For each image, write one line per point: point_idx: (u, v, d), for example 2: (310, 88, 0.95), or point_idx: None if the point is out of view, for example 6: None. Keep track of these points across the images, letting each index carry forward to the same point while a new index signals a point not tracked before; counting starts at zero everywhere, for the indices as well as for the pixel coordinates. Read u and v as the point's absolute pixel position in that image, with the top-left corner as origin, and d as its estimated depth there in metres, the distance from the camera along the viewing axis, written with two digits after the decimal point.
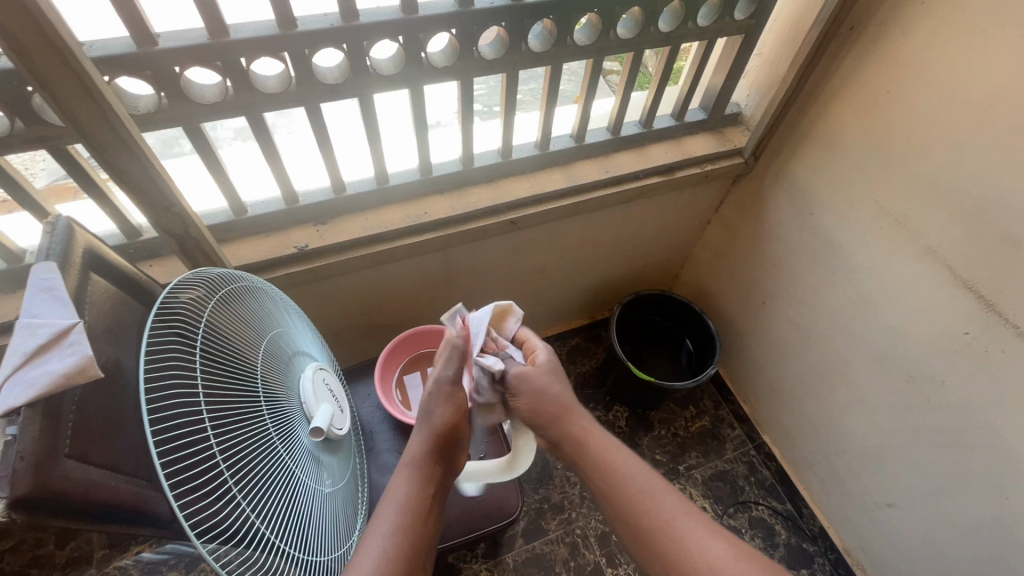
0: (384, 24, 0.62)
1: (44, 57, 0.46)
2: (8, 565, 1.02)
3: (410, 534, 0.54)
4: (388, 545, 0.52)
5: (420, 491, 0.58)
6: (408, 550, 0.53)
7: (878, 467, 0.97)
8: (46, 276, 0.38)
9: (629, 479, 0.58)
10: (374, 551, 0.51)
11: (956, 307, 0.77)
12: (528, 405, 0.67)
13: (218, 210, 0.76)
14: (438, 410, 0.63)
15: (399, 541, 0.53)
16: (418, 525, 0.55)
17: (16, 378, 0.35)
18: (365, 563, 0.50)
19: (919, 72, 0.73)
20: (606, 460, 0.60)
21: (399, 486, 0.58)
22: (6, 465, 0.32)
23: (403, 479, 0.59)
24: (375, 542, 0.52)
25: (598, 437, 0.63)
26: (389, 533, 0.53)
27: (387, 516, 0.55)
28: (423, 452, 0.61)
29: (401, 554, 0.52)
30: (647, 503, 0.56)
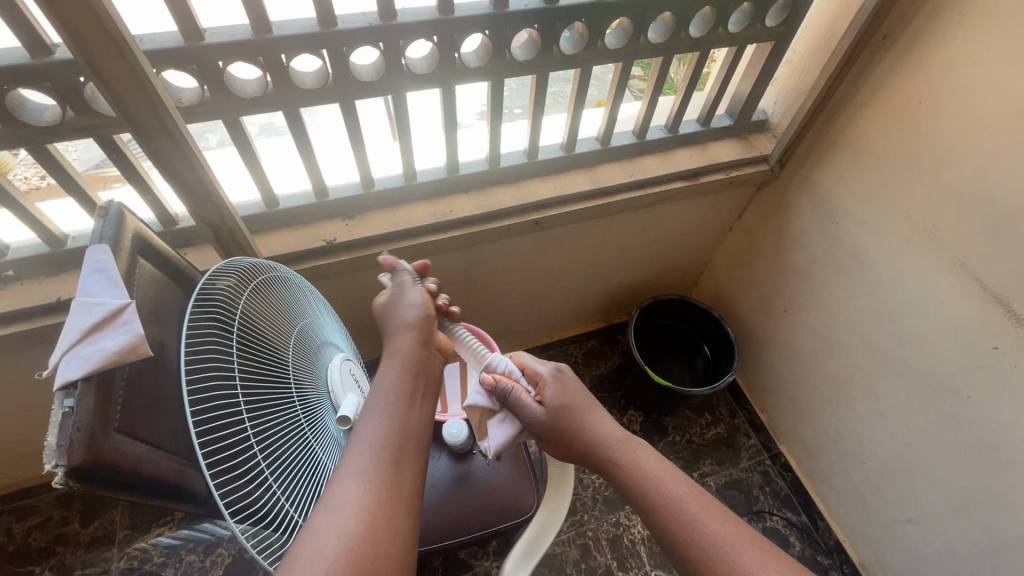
0: (419, 24, 0.64)
1: (101, 47, 0.47)
2: (35, 541, 1.05)
3: (402, 414, 0.53)
4: (384, 423, 0.51)
5: (411, 377, 0.57)
6: (404, 427, 0.52)
7: (901, 484, 0.95)
8: (100, 257, 0.39)
9: (672, 504, 0.52)
10: (368, 433, 0.50)
11: (985, 320, 0.76)
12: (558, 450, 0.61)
13: (251, 203, 0.78)
14: (414, 306, 0.63)
15: (394, 419, 0.52)
16: (409, 407, 0.54)
17: (73, 353, 0.36)
18: (363, 443, 0.49)
19: (954, 79, 0.73)
20: (642, 483, 0.55)
21: (389, 374, 0.56)
22: (64, 435, 0.33)
23: (391, 370, 0.57)
24: (369, 424, 0.51)
25: (640, 461, 0.57)
26: (382, 416, 0.52)
27: (377, 399, 0.53)
28: (409, 345, 0.59)
29: (393, 434, 0.50)
30: (691, 536, 0.50)
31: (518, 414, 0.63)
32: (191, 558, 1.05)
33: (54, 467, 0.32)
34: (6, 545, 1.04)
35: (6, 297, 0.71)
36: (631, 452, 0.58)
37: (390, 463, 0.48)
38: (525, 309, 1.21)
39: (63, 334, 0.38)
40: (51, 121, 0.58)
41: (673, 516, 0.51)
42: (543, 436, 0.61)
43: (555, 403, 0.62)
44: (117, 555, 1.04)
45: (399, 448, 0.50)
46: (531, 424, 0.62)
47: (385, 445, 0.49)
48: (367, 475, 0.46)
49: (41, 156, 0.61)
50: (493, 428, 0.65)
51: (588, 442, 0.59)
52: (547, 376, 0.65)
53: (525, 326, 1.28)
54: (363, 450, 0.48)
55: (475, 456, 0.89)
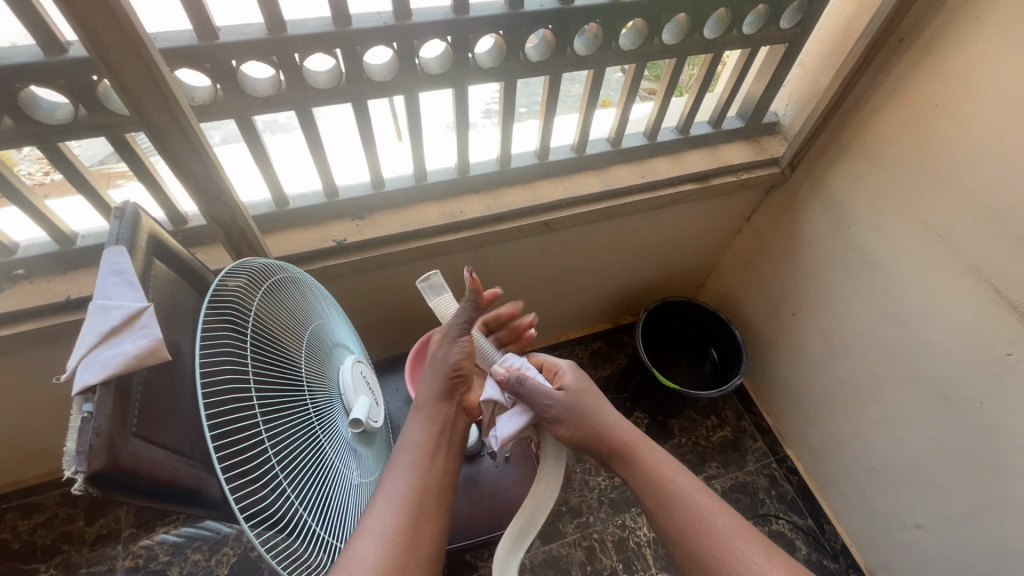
0: (435, 25, 0.63)
1: (117, 45, 0.47)
2: (40, 539, 1.05)
3: (423, 475, 0.56)
4: (405, 480, 0.56)
5: (438, 430, 0.61)
6: (423, 489, 0.55)
7: (910, 491, 0.95)
8: (117, 259, 0.39)
9: (680, 495, 0.57)
10: (390, 492, 0.54)
11: (999, 327, 0.75)
12: (568, 435, 0.61)
13: (261, 202, 0.78)
14: (448, 357, 0.63)
15: (415, 480, 0.56)
16: (430, 467, 0.58)
17: (92, 357, 0.36)
18: (385, 501, 0.54)
19: (970, 83, 0.72)
20: (653, 475, 0.59)
21: (414, 428, 0.60)
22: (84, 440, 0.33)
23: (417, 426, 0.60)
24: (392, 480, 0.56)
25: (652, 455, 0.61)
26: (406, 472, 0.56)
27: (403, 454, 0.58)
28: (435, 400, 0.62)
29: (413, 496, 0.54)
30: (697, 524, 0.55)
31: (531, 405, 0.62)
32: (196, 557, 1.05)
33: (74, 473, 0.32)
34: (11, 541, 1.04)
35: (15, 295, 0.70)
36: (644, 448, 0.61)
37: (409, 526, 0.52)
38: (533, 310, 1.21)
39: (81, 337, 0.37)
40: (64, 120, 0.58)
41: (681, 506, 0.56)
42: (558, 421, 0.61)
43: (572, 390, 0.63)
44: (122, 553, 1.04)
45: (416, 512, 0.54)
46: (544, 406, 0.61)
47: (404, 508, 0.53)
48: (386, 539, 0.50)
49: (52, 154, 0.60)
50: (501, 420, 0.62)
51: (601, 430, 0.61)
52: (566, 368, 0.66)
53: (531, 327, 1.27)
54: (385, 515, 0.52)
55: (483, 458, 0.88)
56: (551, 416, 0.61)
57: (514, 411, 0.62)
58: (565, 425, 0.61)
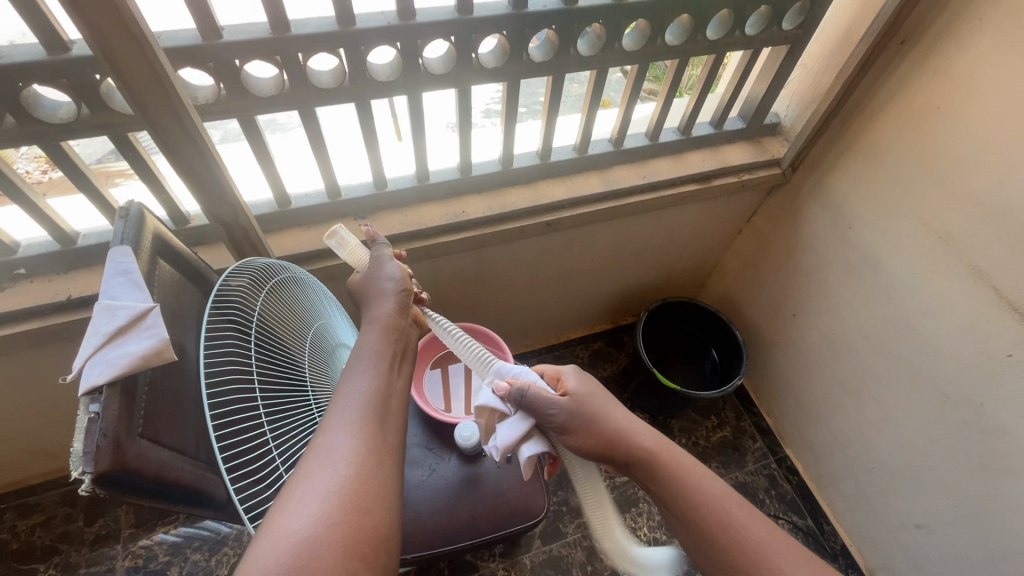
0: (439, 24, 0.63)
1: (122, 44, 0.47)
2: (39, 539, 1.04)
3: (385, 376, 0.50)
4: (369, 378, 0.49)
5: (393, 339, 0.55)
6: (388, 388, 0.50)
7: (912, 493, 0.95)
8: (123, 259, 0.39)
9: (711, 502, 0.54)
10: (352, 390, 0.48)
11: (1000, 329, 0.76)
12: (581, 445, 0.58)
13: (264, 202, 0.78)
14: (393, 278, 0.61)
15: (379, 381, 0.50)
16: (392, 371, 0.52)
17: (98, 357, 0.36)
18: (349, 398, 0.47)
19: (972, 84, 0.72)
20: (679, 481, 0.55)
21: (371, 336, 0.55)
22: (91, 442, 0.32)
23: (373, 333, 0.55)
24: (357, 376, 0.49)
25: (675, 461, 0.57)
26: (368, 371, 0.50)
27: (358, 358, 0.52)
28: (388, 313, 0.57)
29: (378, 395, 0.48)
30: (731, 536, 0.52)
31: (535, 412, 0.59)
32: (196, 557, 1.04)
33: (80, 474, 0.32)
34: (10, 542, 1.04)
35: (16, 294, 0.70)
36: (669, 453, 0.57)
37: (379, 421, 0.46)
38: (533, 311, 1.21)
39: (87, 337, 0.37)
40: (66, 119, 0.58)
41: (714, 515, 0.53)
42: (566, 429, 0.58)
43: (580, 395, 0.60)
44: (121, 553, 1.04)
45: (383, 408, 0.48)
46: (550, 413, 0.58)
47: (371, 401, 0.47)
48: (356, 426, 0.45)
49: (54, 153, 0.60)
50: (501, 428, 0.60)
51: (616, 436, 0.58)
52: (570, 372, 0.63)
53: (532, 328, 1.27)
54: (347, 408, 0.46)
55: (484, 458, 0.88)
56: (558, 423, 0.58)
57: (515, 418, 0.60)
58: (575, 435, 0.58)
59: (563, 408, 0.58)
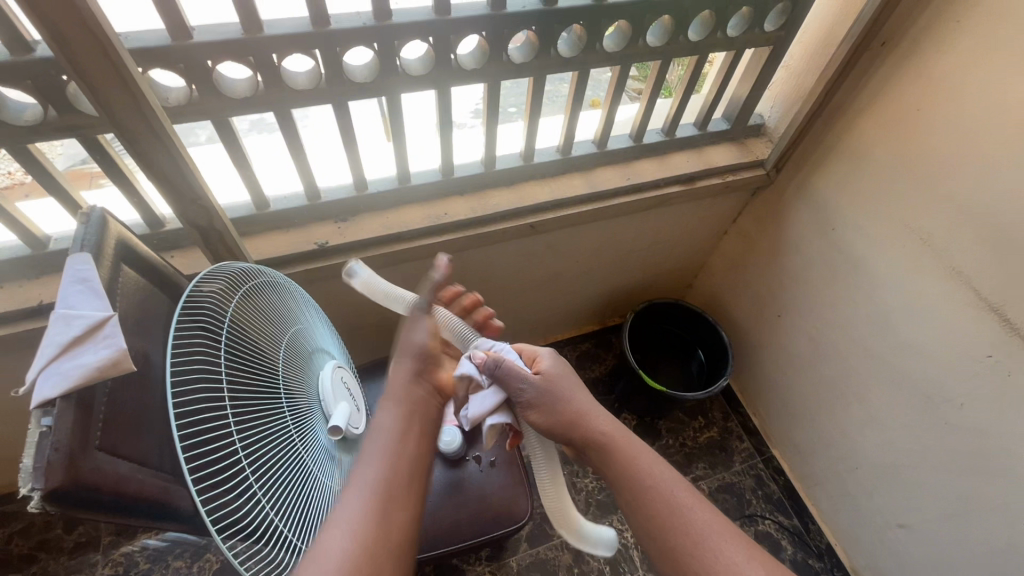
0: (416, 26, 0.63)
1: (83, 45, 0.46)
2: (16, 548, 1.02)
3: (397, 459, 0.52)
4: (377, 466, 0.51)
5: (411, 414, 0.56)
6: (399, 475, 0.51)
7: (896, 494, 0.95)
8: (82, 267, 0.38)
9: (660, 486, 0.56)
10: (360, 480, 0.50)
11: (979, 329, 0.76)
12: (543, 423, 0.60)
13: (241, 204, 0.76)
14: (422, 337, 0.62)
15: (388, 467, 0.51)
16: (405, 452, 0.53)
17: (52, 369, 0.35)
18: (355, 491, 0.49)
19: (950, 86, 0.73)
20: (633, 469, 0.57)
21: (385, 418, 0.56)
22: (41, 456, 0.32)
23: (388, 411, 0.56)
24: (365, 467, 0.51)
25: (631, 446, 0.58)
26: (378, 458, 0.52)
27: (372, 440, 0.53)
28: (407, 382, 0.59)
29: (383, 485, 0.50)
30: (679, 519, 0.53)
31: (507, 388, 0.60)
32: (178, 564, 1.03)
33: (30, 490, 0.31)
34: None
35: None
36: (626, 440, 0.59)
37: (381, 517, 0.48)
38: (520, 312, 1.20)
39: (42, 347, 0.36)
40: (32, 121, 0.56)
41: (664, 499, 0.55)
42: (532, 405, 0.60)
43: (549, 375, 0.62)
44: (101, 561, 1.02)
45: (388, 498, 0.49)
46: (518, 387, 0.60)
47: (375, 494, 0.49)
48: (358, 526, 0.46)
49: (21, 156, 0.59)
50: (473, 399, 0.61)
51: (577, 419, 0.60)
52: (546, 353, 0.65)
53: (518, 329, 1.27)
54: (354, 503, 0.48)
55: (468, 462, 0.88)
56: (525, 399, 0.60)
57: (488, 390, 0.61)
58: (540, 411, 0.60)
59: (532, 383, 0.60)
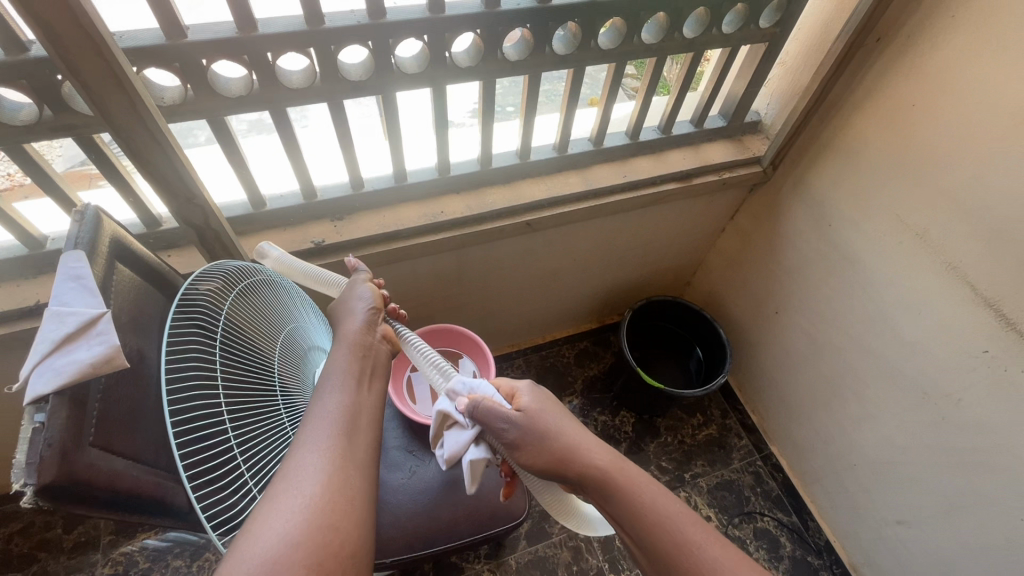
0: (411, 24, 0.63)
1: (76, 43, 0.46)
2: (16, 548, 1.03)
3: (354, 392, 0.50)
4: (339, 396, 0.49)
5: (362, 355, 0.54)
6: (358, 406, 0.49)
7: (894, 490, 0.95)
8: (76, 264, 0.38)
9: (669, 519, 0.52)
10: (321, 410, 0.47)
11: (975, 324, 0.76)
12: (533, 462, 0.57)
13: (238, 203, 0.77)
14: (365, 297, 0.61)
15: (348, 399, 0.49)
16: (362, 387, 0.51)
17: (46, 365, 0.35)
18: (316, 418, 0.46)
19: (945, 81, 0.73)
20: (639, 499, 0.54)
21: (337, 356, 0.53)
22: (34, 453, 0.32)
23: (341, 354, 0.53)
24: (324, 398, 0.48)
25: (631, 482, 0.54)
26: (337, 390, 0.49)
27: (327, 376, 0.51)
28: (355, 331, 0.56)
29: (347, 414, 0.47)
30: (688, 556, 0.50)
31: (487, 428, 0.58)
32: (177, 563, 1.03)
33: (23, 486, 0.31)
34: None
35: None
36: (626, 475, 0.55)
37: (346, 440, 0.45)
38: (517, 310, 1.20)
39: (36, 344, 0.36)
40: (28, 121, 0.56)
41: (671, 534, 0.51)
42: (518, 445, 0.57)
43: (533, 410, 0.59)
44: (101, 561, 1.02)
45: (351, 426, 0.47)
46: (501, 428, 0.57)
47: (338, 418, 0.47)
48: (325, 446, 0.44)
49: (17, 156, 0.59)
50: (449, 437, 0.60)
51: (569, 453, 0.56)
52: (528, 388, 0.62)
53: (516, 327, 1.27)
54: (317, 430, 0.46)
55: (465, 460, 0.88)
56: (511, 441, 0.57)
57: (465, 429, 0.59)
58: (529, 450, 0.56)
59: (518, 425, 0.57)
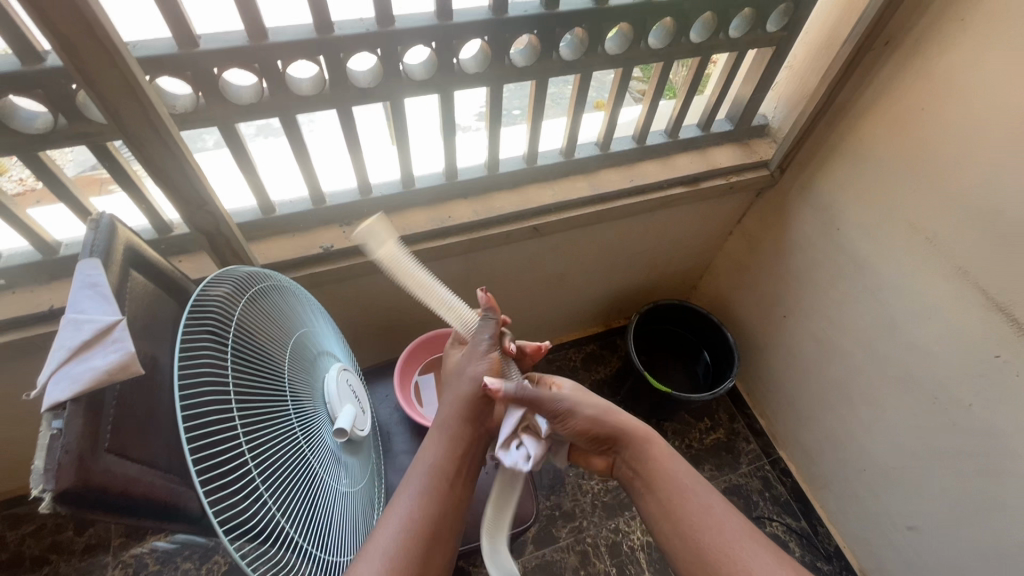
0: (419, 31, 0.63)
1: (91, 54, 0.47)
2: (28, 550, 1.04)
3: (437, 497, 0.60)
4: (416, 500, 0.59)
5: (452, 454, 0.64)
6: (433, 515, 0.59)
7: (904, 495, 0.94)
8: (91, 272, 0.39)
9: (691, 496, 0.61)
10: (402, 509, 0.59)
11: (986, 328, 0.76)
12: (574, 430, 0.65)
13: (248, 209, 0.77)
14: (484, 342, 0.67)
15: (428, 509, 0.59)
16: (445, 492, 0.61)
17: (63, 372, 0.36)
18: (393, 519, 0.58)
19: (954, 84, 0.72)
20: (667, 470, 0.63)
21: (429, 451, 0.64)
22: (51, 459, 0.32)
23: (432, 446, 0.64)
24: (405, 501, 0.59)
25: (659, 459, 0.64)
26: (418, 494, 0.60)
27: (417, 476, 0.62)
28: (452, 421, 0.65)
29: (415, 523, 0.57)
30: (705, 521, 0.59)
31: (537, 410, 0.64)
32: (187, 566, 1.04)
33: (41, 492, 0.31)
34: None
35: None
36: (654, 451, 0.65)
37: (415, 554, 0.56)
38: (524, 314, 1.20)
39: (53, 352, 0.37)
40: (43, 129, 0.57)
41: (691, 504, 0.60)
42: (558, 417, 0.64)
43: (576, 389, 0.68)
44: (112, 563, 1.03)
45: (429, 537, 0.58)
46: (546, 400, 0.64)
47: (413, 526, 0.57)
48: (390, 563, 0.54)
49: (32, 164, 0.60)
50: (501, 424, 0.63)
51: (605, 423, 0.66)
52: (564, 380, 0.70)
53: (523, 331, 1.27)
54: (395, 527, 0.57)
55: None
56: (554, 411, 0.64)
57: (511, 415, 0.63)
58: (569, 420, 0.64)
59: (564, 399, 0.64)
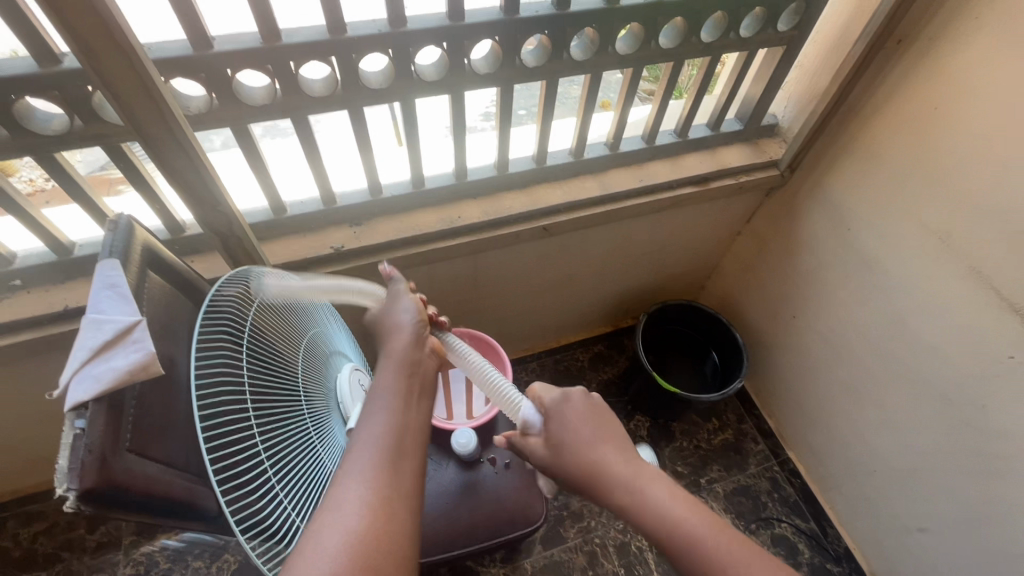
0: (430, 32, 0.63)
1: (108, 56, 0.47)
2: (41, 547, 1.05)
3: (404, 415, 0.47)
4: (367, 466, 0.43)
5: (410, 373, 0.52)
6: (407, 419, 0.47)
7: (916, 497, 0.94)
8: (111, 273, 0.39)
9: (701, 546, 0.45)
10: (367, 430, 0.45)
11: (999, 328, 0.75)
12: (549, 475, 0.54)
13: (259, 210, 0.78)
14: (405, 315, 0.59)
15: (381, 467, 0.43)
16: (408, 405, 0.49)
17: (84, 373, 0.36)
18: (349, 484, 0.42)
19: (968, 82, 0.72)
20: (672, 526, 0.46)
21: (384, 375, 0.51)
22: (75, 457, 0.32)
23: (388, 371, 0.51)
24: (370, 417, 0.46)
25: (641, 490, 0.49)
26: (382, 414, 0.47)
27: (376, 399, 0.48)
28: (393, 378, 0.50)
29: (382, 478, 0.42)
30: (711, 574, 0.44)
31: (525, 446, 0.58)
32: (197, 564, 1.04)
33: (65, 491, 0.32)
34: (13, 550, 1.04)
35: (14, 305, 0.70)
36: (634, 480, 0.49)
37: (389, 489, 0.42)
38: (532, 314, 1.20)
39: (73, 352, 0.37)
40: (59, 131, 0.58)
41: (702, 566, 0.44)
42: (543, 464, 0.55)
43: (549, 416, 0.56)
44: (123, 561, 1.04)
45: (399, 451, 0.45)
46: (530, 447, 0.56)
47: (383, 451, 0.44)
48: (369, 475, 0.42)
49: (48, 165, 0.60)
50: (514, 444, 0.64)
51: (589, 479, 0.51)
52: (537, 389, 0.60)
53: (531, 331, 1.27)
54: (364, 451, 0.44)
55: (482, 464, 0.88)
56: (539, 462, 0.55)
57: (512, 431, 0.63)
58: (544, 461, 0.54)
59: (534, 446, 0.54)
